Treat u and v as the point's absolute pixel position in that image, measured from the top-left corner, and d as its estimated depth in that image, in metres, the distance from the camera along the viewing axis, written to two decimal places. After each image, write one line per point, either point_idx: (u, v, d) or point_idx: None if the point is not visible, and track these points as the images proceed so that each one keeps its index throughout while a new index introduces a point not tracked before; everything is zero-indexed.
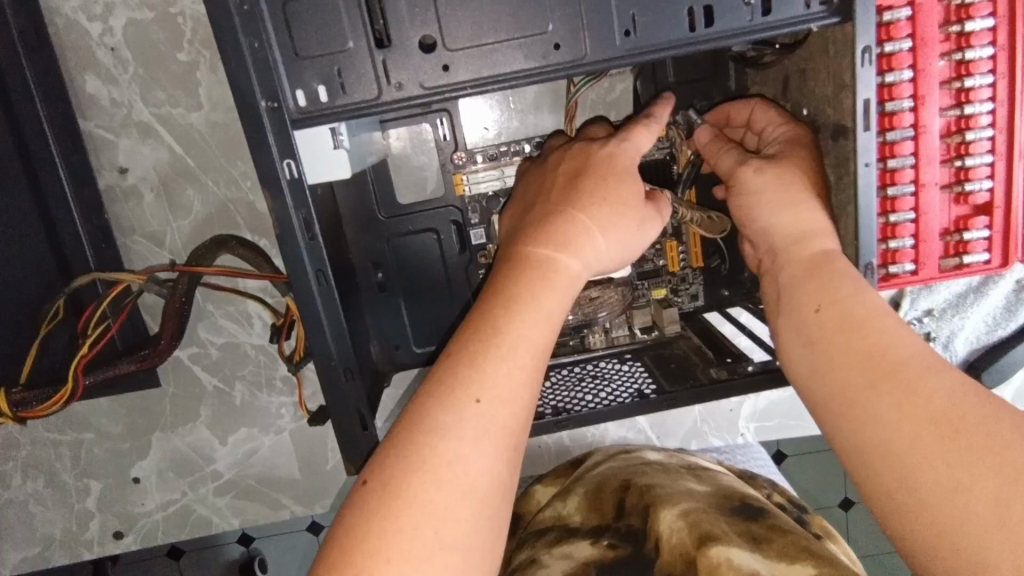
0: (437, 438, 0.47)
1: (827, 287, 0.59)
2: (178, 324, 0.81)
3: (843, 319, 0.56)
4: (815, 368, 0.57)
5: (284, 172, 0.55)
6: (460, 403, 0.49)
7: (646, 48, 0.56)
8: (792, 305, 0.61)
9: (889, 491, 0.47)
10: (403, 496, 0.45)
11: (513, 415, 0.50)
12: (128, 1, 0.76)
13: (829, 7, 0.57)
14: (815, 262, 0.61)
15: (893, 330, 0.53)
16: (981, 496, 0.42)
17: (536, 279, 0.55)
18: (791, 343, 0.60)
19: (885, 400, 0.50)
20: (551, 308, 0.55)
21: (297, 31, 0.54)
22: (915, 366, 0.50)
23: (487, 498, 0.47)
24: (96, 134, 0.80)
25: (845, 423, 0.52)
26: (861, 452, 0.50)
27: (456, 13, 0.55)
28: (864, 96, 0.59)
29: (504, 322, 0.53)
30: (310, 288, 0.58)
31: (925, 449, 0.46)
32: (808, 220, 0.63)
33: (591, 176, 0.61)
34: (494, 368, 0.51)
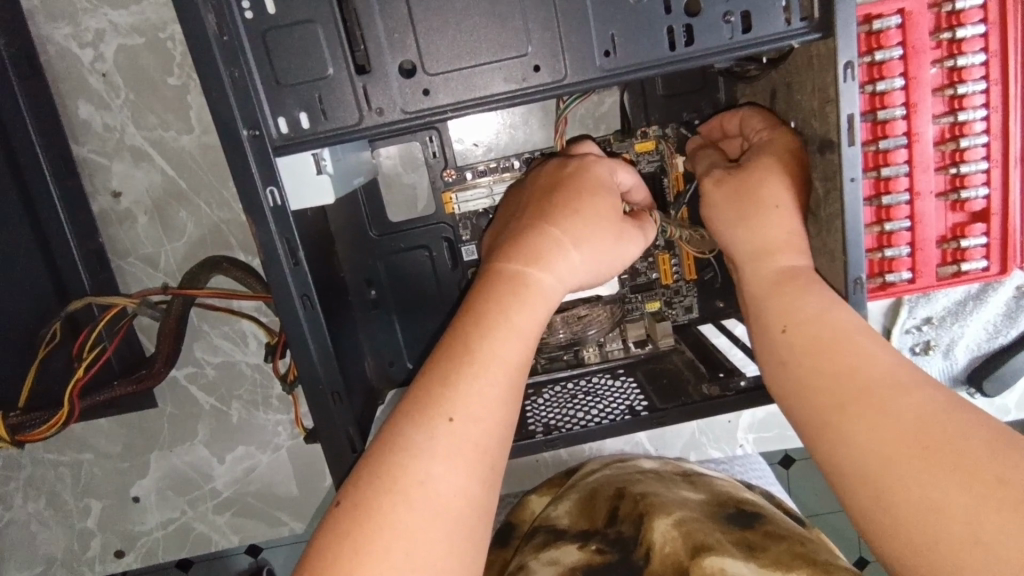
0: (408, 457, 0.49)
1: (793, 304, 0.59)
2: (173, 344, 0.81)
3: (813, 340, 0.56)
4: (789, 387, 0.56)
5: (267, 200, 0.56)
6: (432, 423, 0.50)
7: (626, 68, 0.56)
8: (762, 322, 0.61)
9: (867, 509, 0.47)
10: (373, 517, 0.47)
11: (485, 433, 0.52)
12: (119, 28, 0.77)
13: (811, 23, 0.56)
14: (784, 275, 0.62)
15: (863, 348, 0.54)
16: (954, 512, 0.42)
17: (507, 295, 0.56)
18: (767, 367, 0.60)
19: (858, 420, 0.49)
20: (522, 324, 0.55)
21: (277, 60, 0.54)
22: (886, 383, 0.50)
23: (462, 520, 0.48)
24: (89, 159, 0.81)
25: (820, 444, 0.52)
26: (836, 470, 0.50)
27: (436, 37, 0.55)
28: (848, 111, 0.58)
29: (476, 340, 0.54)
30: (296, 312, 0.58)
31: (896, 464, 0.46)
32: (777, 228, 0.63)
33: (563, 189, 0.60)
34: (465, 386, 0.52)
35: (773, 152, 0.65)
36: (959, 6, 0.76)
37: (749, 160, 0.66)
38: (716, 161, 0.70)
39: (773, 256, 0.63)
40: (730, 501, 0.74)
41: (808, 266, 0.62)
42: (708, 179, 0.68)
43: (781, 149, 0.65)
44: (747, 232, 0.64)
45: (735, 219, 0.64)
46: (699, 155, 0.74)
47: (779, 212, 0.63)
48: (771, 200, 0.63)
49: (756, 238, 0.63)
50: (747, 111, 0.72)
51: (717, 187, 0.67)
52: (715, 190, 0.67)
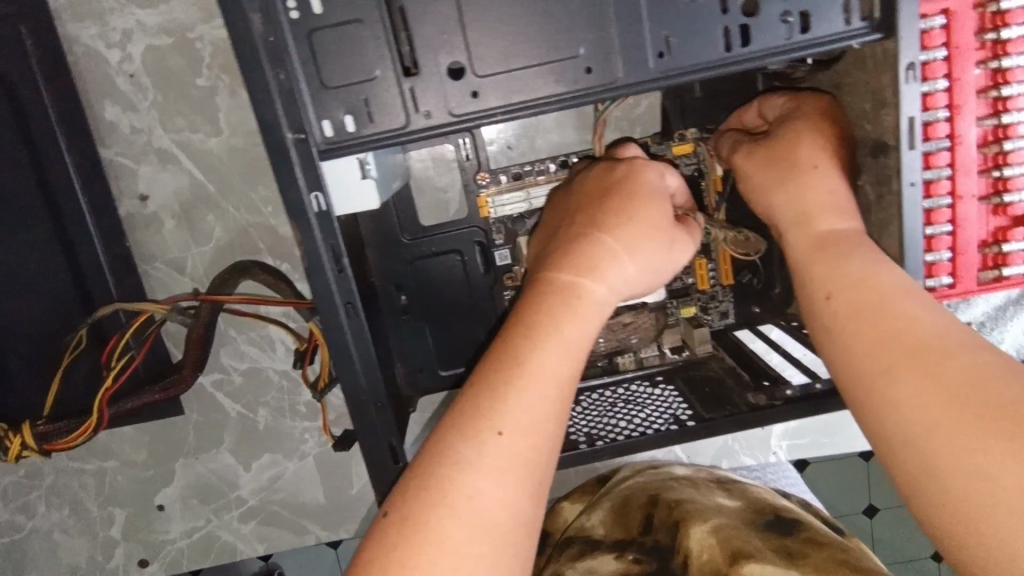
0: (457, 471, 0.48)
1: (836, 270, 0.57)
2: (200, 352, 0.80)
3: (858, 306, 0.54)
4: (832, 354, 0.54)
5: (312, 206, 0.54)
6: (482, 436, 0.49)
7: (681, 70, 0.55)
8: (806, 288, 0.59)
9: (913, 482, 0.45)
10: (422, 531, 0.45)
11: (534, 446, 0.50)
12: (147, 28, 0.75)
13: (872, 24, 0.54)
14: (827, 239, 0.60)
15: (910, 312, 0.51)
16: (1009, 486, 0.40)
17: (559, 307, 0.54)
18: (811, 335, 0.58)
19: (905, 386, 0.47)
20: (572, 335, 0.54)
21: (323, 61, 0.53)
22: (936, 349, 0.48)
23: (509, 533, 0.47)
24: (116, 162, 0.79)
25: (866, 413, 0.50)
26: (883, 440, 0.48)
27: (485, 37, 0.53)
28: (908, 113, 0.57)
29: (526, 351, 0.52)
30: (339, 321, 0.57)
31: (946, 434, 0.44)
32: (813, 190, 0.61)
33: (615, 195, 0.59)
34: (515, 400, 0.51)
35: (801, 117, 0.65)
36: (1004, 7, 0.72)
37: (778, 129, 0.65)
38: (740, 139, 0.70)
39: (815, 220, 0.61)
40: (767, 507, 0.72)
41: (856, 227, 0.60)
42: (738, 154, 0.68)
43: (823, 131, 0.63)
44: (786, 195, 0.62)
45: (771, 183, 0.63)
46: (725, 138, 0.72)
47: (817, 171, 0.61)
48: (806, 161, 0.62)
49: (796, 200, 0.61)
50: (763, 97, 0.71)
51: (748, 158, 0.66)
52: (748, 163, 0.66)
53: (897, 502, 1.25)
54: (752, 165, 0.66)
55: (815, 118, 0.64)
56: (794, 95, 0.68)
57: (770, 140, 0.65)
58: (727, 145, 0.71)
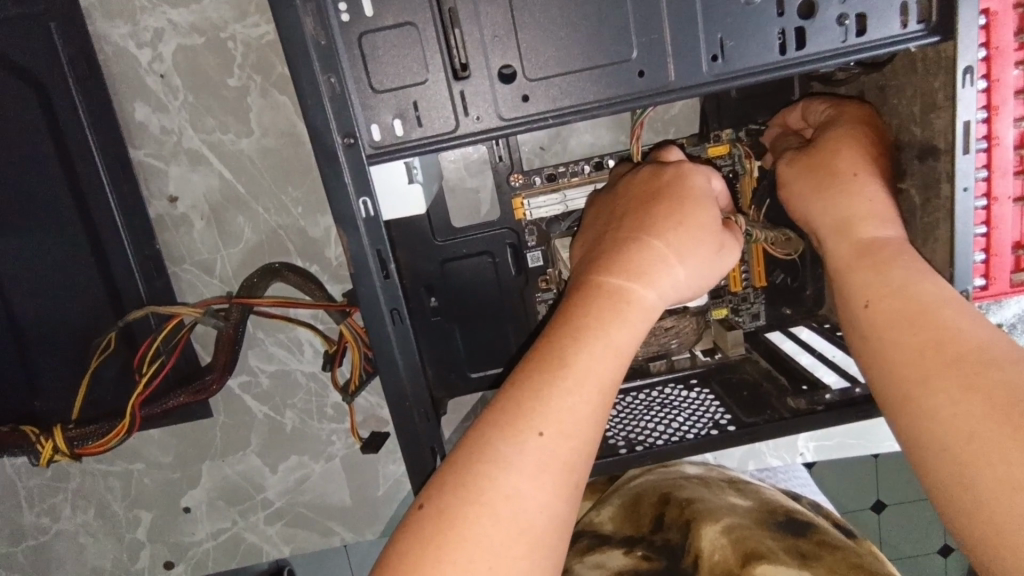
0: (496, 469, 0.48)
1: (880, 277, 0.56)
2: (230, 354, 0.79)
3: (902, 313, 0.53)
4: (871, 359, 0.54)
5: (360, 211, 0.53)
6: (522, 436, 0.49)
7: (734, 74, 0.54)
8: (846, 294, 0.58)
9: (944, 489, 0.45)
10: (457, 527, 0.46)
11: (574, 452, 0.50)
12: (178, 27, 0.74)
13: (929, 26, 0.53)
14: (869, 246, 0.59)
15: (954, 321, 0.50)
16: None
17: (606, 311, 0.54)
18: (848, 338, 0.58)
19: (944, 396, 0.47)
20: (618, 340, 0.53)
21: (373, 65, 0.52)
22: (980, 358, 0.47)
23: (542, 535, 0.48)
24: (145, 162, 0.78)
25: (901, 420, 0.50)
26: (917, 447, 0.48)
27: (537, 39, 0.52)
28: (965, 117, 0.56)
29: (572, 353, 0.52)
30: (385, 327, 0.56)
31: (982, 445, 0.43)
32: (853, 202, 0.60)
33: (662, 198, 0.58)
34: (558, 402, 0.51)
35: (843, 124, 0.64)
36: None
37: (820, 135, 0.65)
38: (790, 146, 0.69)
39: (857, 228, 0.60)
40: (779, 508, 0.75)
41: (899, 236, 0.59)
42: (782, 161, 0.67)
43: (864, 139, 0.62)
44: (825, 204, 0.61)
45: (809, 192, 0.63)
46: (777, 144, 0.72)
47: (857, 179, 0.60)
48: (846, 170, 0.61)
49: (836, 209, 0.61)
50: (808, 100, 0.71)
51: (788, 167, 0.65)
52: (791, 170, 0.65)
53: (909, 499, 1.24)
54: (793, 173, 0.65)
55: (858, 125, 0.63)
56: (840, 101, 0.67)
57: (811, 147, 0.64)
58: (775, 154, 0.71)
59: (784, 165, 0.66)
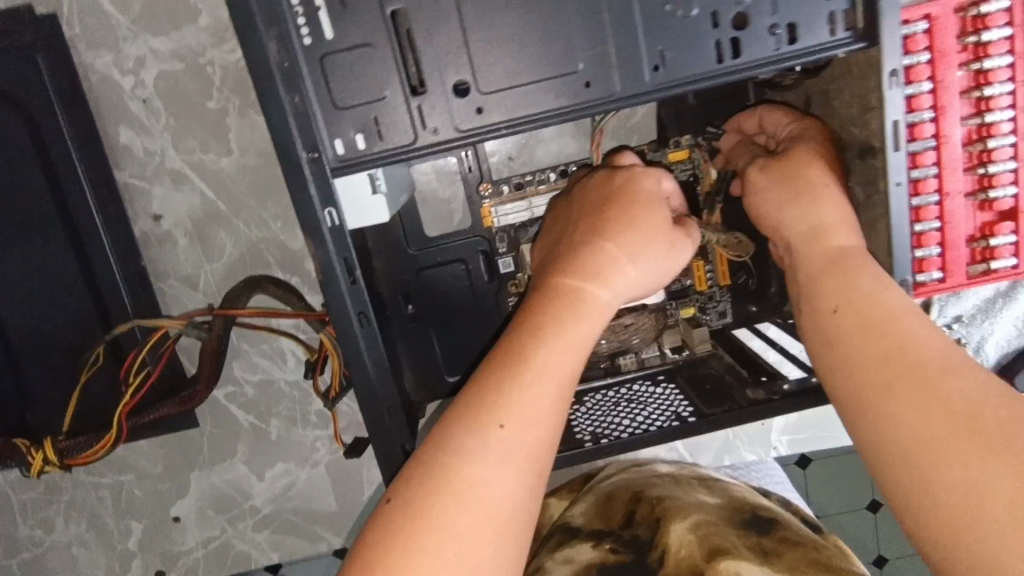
0: (460, 461, 0.51)
1: (848, 284, 0.59)
2: (214, 365, 0.82)
3: (863, 320, 0.56)
4: (833, 364, 0.57)
5: (325, 221, 0.56)
6: (485, 430, 0.52)
7: (675, 83, 0.57)
8: (816, 299, 0.61)
9: (901, 489, 0.48)
10: (426, 519, 0.49)
11: (535, 442, 0.53)
12: (159, 54, 0.78)
13: (855, 33, 0.57)
14: (837, 256, 0.62)
15: (912, 328, 0.53)
16: (997, 503, 0.42)
17: (564, 309, 0.57)
18: (813, 339, 0.60)
19: (902, 401, 0.50)
20: (575, 337, 0.56)
21: (334, 84, 0.55)
22: (936, 364, 0.50)
23: (507, 524, 0.50)
24: (130, 184, 0.81)
25: (861, 423, 0.52)
26: (876, 450, 0.50)
27: (489, 55, 0.56)
28: (893, 117, 0.59)
29: (530, 349, 0.55)
30: (353, 331, 0.59)
31: (939, 450, 0.46)
32: (823, 213, 0.63)
33: (616, 200, 0.61)
34: (518, 396, 0.54)
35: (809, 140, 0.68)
36: (983, 12, 0.79)
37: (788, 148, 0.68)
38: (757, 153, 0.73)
39: (827, 237, 0.63)
40: (746, 506, 0.79)
41: (860, 247, 0.62)
42: (751, 168, 0.69)
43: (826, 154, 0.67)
44: (797, 211, 0.64)
45: (783, 198, 0.65)
46: (737, 151, 0.76)
47: (829, 190, 0.64)
48: (817, 181, 0.64)
49: (809, 216, 0.64)
50: (765, 108, 0.75)
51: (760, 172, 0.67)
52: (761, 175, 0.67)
53: None
54: (762, 179, 0.67)
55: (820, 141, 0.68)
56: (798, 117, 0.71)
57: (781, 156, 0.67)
58: (739, 163, 0.74)
59: (756, 170, 0.68)
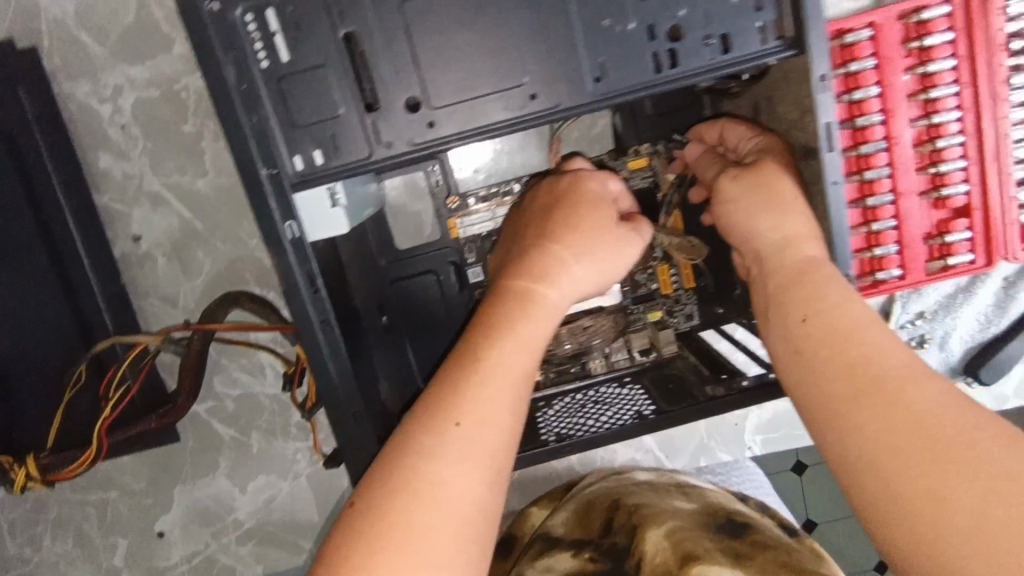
0: (420, 461, 0.52)
1: (812, 297, 0.63)
2: (194, 380, 0.84)
3: (829, 332, 0.59)
4: (800, 377, 0.60)
5: (286, 233, 0.59)
6: (442, 428, 0.54)
7: (616, 93, 0.61)
8: (784, 312, 0.64)
9: (868, 495, 0.50)
10: (388, 518, 0.50)
11: (491, 438, 0.55)
12: (135, 82, 0.81)
13: (785, 42, 0.60)
14: (805, 265, 0.66)
15: (875, 340, 0.57)
16: (958, 505, 0.44)
17: (516, 310, 0.59)
18: (783, 354, 0.63)
19: (867, 409, 0.52)
20: (528, 335, 0.59)
21: (292, 104, 0.58)
22: (899, 374, 0.53)
23: (468, 521, 0.51)
24: (110, 207, 0.84)
25: (829, 431, 0.55)
26: (843, 458, 0.53)
27: (437, 73, 0.59)
28: (826, 120, 0.62)
29: (484, 349, 0.58)
30: (316, 337, 0.61)
31: (904, 456, 0.48)
32: (790, 226, 0.68)
33: (562, 204, 0.65)
34: (474, 394, 0.56)
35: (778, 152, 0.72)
36: (925, 17, 0.82)
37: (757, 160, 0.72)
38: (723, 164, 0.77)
39: (796, 247, 0.68)
40: (721, 510, 0.80)
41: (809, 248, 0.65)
42: (723, 176, 0.73)
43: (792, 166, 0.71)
44: (771, 221, 0.68)
45: (756, 207, 0.70)
46: (702, 164, 0.80)
47: (796, 202, 0.69)
48: (788, 193, 0.69)
49: (781, 226, 0.68)
50: (728, 120, 0.78)
51: (733, 181, 0.72)
52: (733, 185, 0.71)
53: None
54: (735, 187, 0.71)
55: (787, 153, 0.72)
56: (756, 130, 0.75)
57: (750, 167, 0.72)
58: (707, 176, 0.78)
59: (728, 178, 0.72)
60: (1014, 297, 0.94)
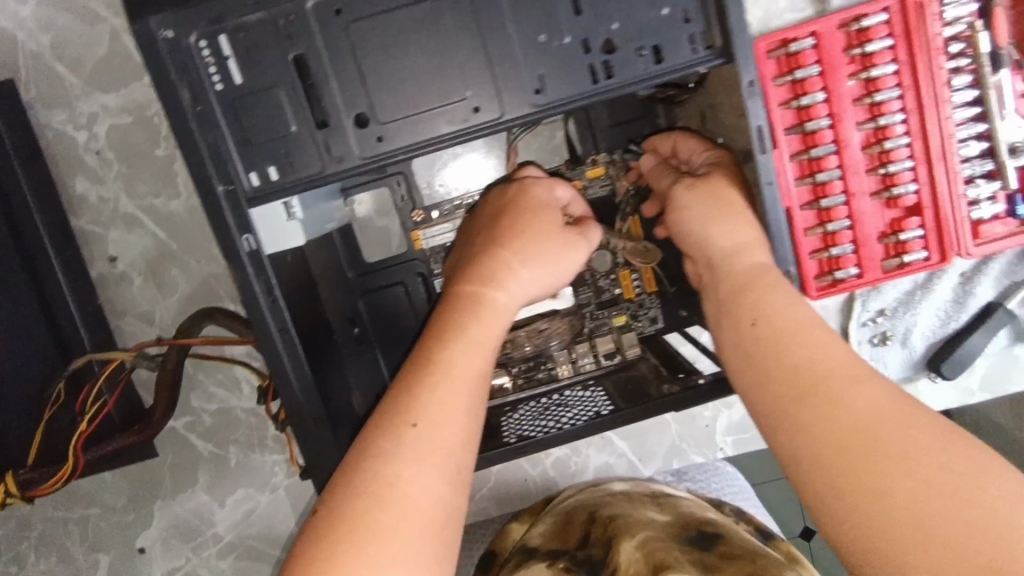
0: (380, 463, 0.53)
1: (759, 302, 0.67)
2: (170, 397, 0.86)
3: (776, 335, 0.64)
4: (753, 381, 0.63)
5: (243, 246, 0.62)
6: (400, 430, 0.55)
7: (556, 103, 0.64)
8: (736, 313, 0.68)
9: (819, 493, 0.53)
10: (351, 521, 0.50)
11: (449, 436, 0.56)
12: (109, 109, 0.85)
13: (715, 51, 0.63)
14: (757, 271, 0.70)
15: (817, 343, 0.61)
16: (899, 498, 0.49)
17: (467, 313, 0.63)
18: (734, 358, 0.67)
19: (813, 410, 0.57)
20: (479, 337, 0.62)
21: (247, 124, 0.61)
22: (840, 375, 0.58)
23: (430, 518, 0.52)
24: (86, 230, 0.88)
25: (780, 432, 0.58)
26: (794, 457, 0.56)
27: (383, 90, 0.62)
28: (757, 124, 0.65)
29: (438, 354, 0.60)
30: (276, 346, 0.64)
31: (848, 454, 0.52)
32: (743, 234, 0.72)
33: (510, 212, 0.70)
34: (429, 396, 0.57)
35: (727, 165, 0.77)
36: (865, 25, 0.83)
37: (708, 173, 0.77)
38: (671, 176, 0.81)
39: (751, 252, 0.71)
40: (693, 523, 0.79)
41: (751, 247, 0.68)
42: (677, 186, 0.78)
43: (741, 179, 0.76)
44: (722, 228, 0.73)
45: (710, 213, 0.74)
46: (653, 174, 0.84)
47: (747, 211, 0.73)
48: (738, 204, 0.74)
49: (734, 234, 0.72)
50: (680, 134, 0.82)
51: (689, 190, 0.76)
52: (687, 194, 0.76)
53: None
54: (691, 196, 0.76)
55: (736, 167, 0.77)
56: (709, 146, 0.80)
57: (703, 177, 0.77)
58: (661, 184, 0.82)
59: (683, 187, 0.77)
60: (972, 293, 0.96)
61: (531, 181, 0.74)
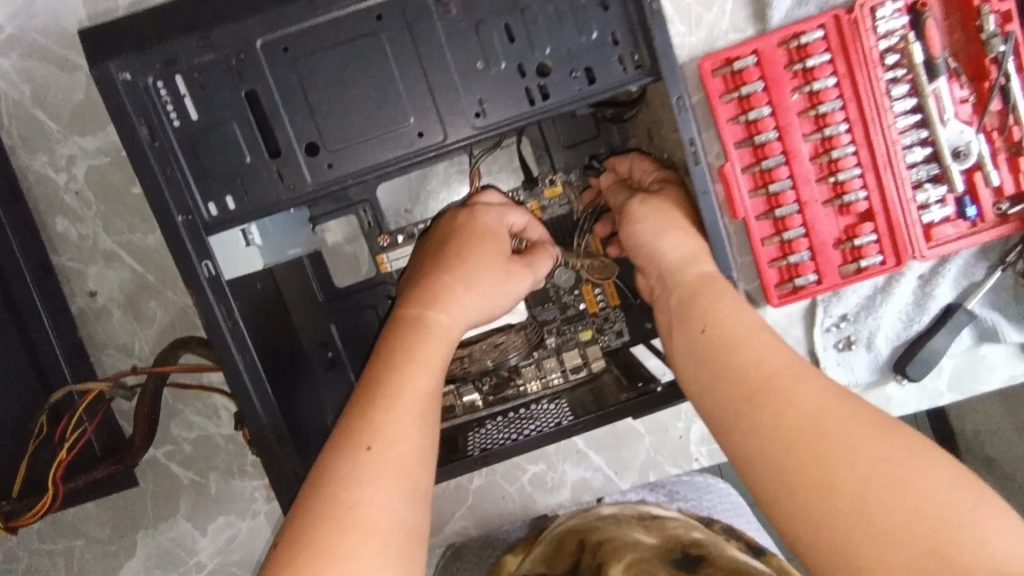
0: (340, 486, 0.55)
1: (706, 310, 0.69)
2: (149, 425, 0.89)
3: (722, 342, 0.66)
4: (704, 388, 0.65)
5: (203, 272, 0.65)
6: (355, 452, 0.57)
7: (496, 124, 0.67)
8: (687, 321, 0.70)
9: (769, 496, 0.55)
10: (314, 543, 0.52)
11: (405, 453, 0.59)
12: (87, 151, 0.90)
13: (643, 70, 0.67)
14: (706, 279, 0.72)
15: (759, 348, 0.64)
16: (841, 496, 0.51)
17: (413, 335, 0.65)
18: (685, 366, 0.69)
19: (758, 414, 0.58)
20: (428, 357, 0.65)
21: (204, 157, 0.65)
22: (780, 377, 0.60)
23: (390, 534, 0.54)
24: (67, 266, 0.92)
25: (733, 438, 0.60)
26: (745, 462, 0.58)
27: (330, 120, 0.66)
28: (688, 137, 0.68)
29: (392, 374, 0.62)
30: (237, 366, 0.66)
31: (792, 456, 0.54)
32: (692, 244, 0.75)
33: (453, 239, 0.73)
34: (384, 417, 0.59)
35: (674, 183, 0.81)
36: (804, 41, 0.85)
37: (661, 189, 0.81)
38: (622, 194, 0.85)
39: (699, 262, 0.74)
40: (677, 544, 0.81)
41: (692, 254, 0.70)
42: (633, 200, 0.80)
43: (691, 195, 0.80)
44: (672, 238, 0.76)
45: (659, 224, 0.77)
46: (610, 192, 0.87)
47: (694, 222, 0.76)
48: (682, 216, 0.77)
49: (684, 244, 0.75)
50: (635, 155, 0.86)
51: (640, 205, 0.79)
52: (641, 209, 0.79)
53: None
54: (643, 209, 0.79)
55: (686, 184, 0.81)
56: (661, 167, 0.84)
57: (653, 193, 0.80)
58: (616, 203, 0.85)
59: (637, 202, 0.79)
60: (932, 294, 0.97)
61: (476, 205, 0.77)
